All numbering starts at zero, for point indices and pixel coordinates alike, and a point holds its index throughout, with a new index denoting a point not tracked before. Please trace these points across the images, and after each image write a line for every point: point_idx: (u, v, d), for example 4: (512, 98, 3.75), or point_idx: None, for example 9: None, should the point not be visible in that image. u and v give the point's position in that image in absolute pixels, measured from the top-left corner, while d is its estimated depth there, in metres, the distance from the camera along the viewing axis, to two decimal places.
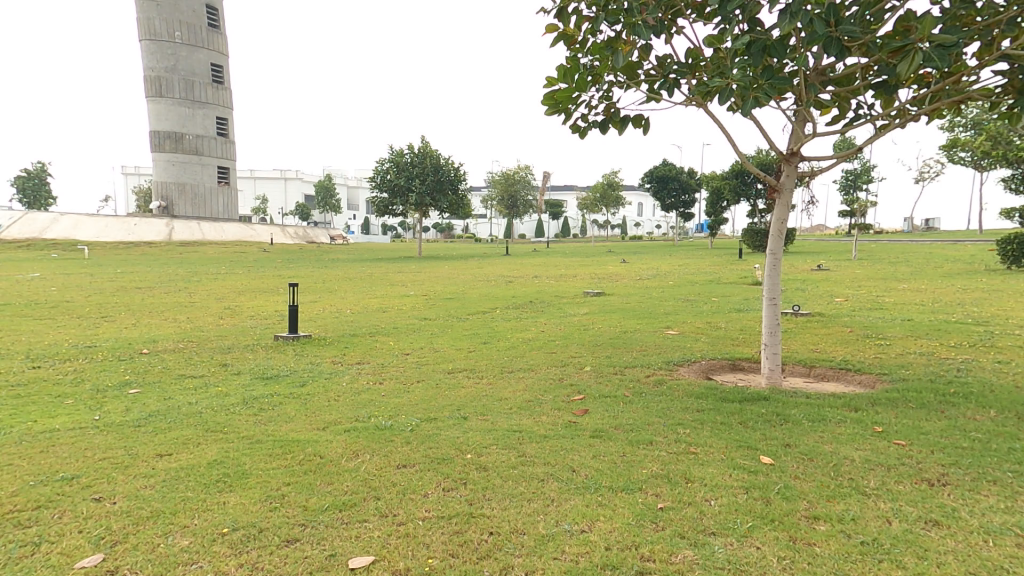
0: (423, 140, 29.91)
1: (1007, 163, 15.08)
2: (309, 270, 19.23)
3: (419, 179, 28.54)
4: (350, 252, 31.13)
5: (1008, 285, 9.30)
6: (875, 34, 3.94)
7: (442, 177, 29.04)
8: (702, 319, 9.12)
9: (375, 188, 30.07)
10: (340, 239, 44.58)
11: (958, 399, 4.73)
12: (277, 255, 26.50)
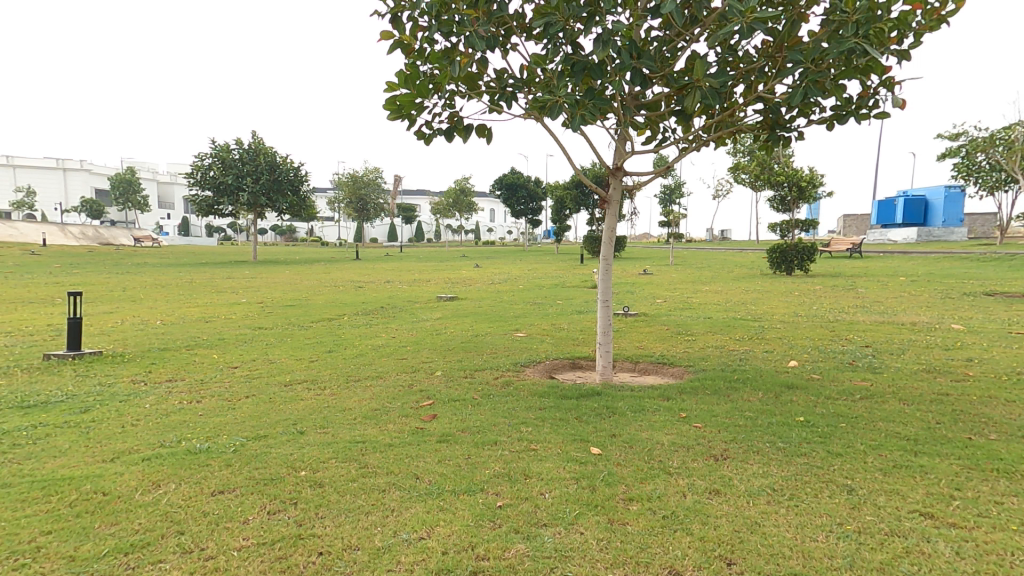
0: (252, 136, 27.68)
1: (771, 185, 18.36)
2: (107, 276, 16.46)
3: (251, 178, 26.22)
4: (166, 257, 27.52)
5: (775, 286, 11.35)
6: (671, 69, 4.49)
7: (279, 176, 27.06)
8: (547, 321, 9.65)
9: (195, 186, 27.02)
10: (148, 241, 38.99)
11: (740, 384, 5.62)
12: (61, 259, 22.33)
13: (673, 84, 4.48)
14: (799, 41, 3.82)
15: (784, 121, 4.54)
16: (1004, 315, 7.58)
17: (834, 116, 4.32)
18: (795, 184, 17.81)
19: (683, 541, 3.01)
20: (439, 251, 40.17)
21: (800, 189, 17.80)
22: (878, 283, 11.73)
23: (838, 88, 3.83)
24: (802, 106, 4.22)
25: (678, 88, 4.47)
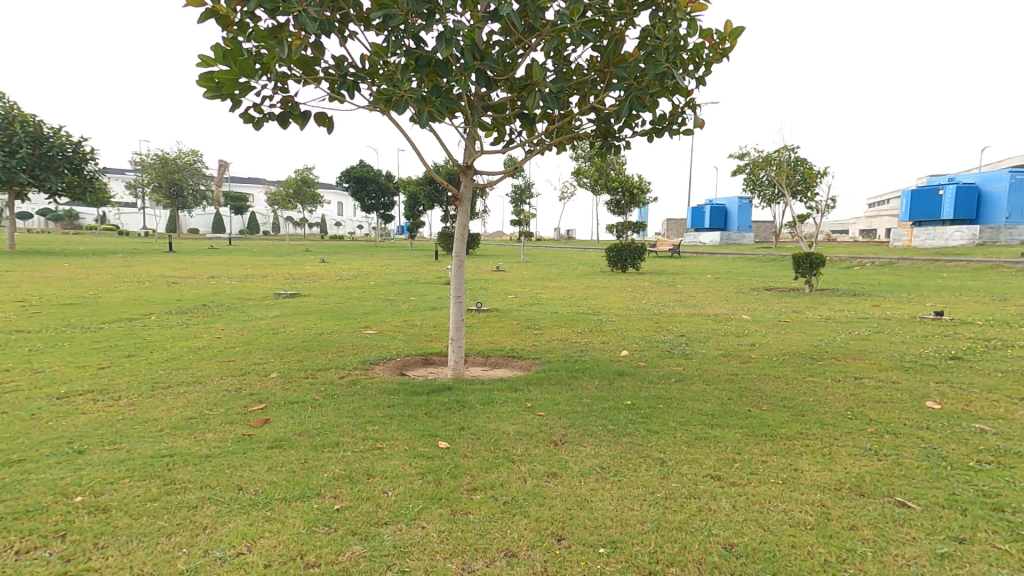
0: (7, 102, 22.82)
1: (609, 189, 20.22)
2: None
3: (6, 151, 21.60)
4: None
5: (611, 283, 12.48)
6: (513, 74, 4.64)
7: (51, 152, 22.75)
8: (399, 318, 9.44)
9: None
10: None
11: (580, 373, 6.05)
12: None
13: (515, 89, 4.64)
14: (622, 58, 4.20)
15: (614, 130, 4.96)
16: (778, 306, 9.25)
17: (654, 130, 4.84)
18: (627, 191, 20.17)
19: (521, 524, 3.10)
20: (281, 244, 37.12)
21: (631, 196, 20.22)
22: (691, 280, 13.52)
23: (655, 105, 4.30)
24: (627, 118, 4.65)
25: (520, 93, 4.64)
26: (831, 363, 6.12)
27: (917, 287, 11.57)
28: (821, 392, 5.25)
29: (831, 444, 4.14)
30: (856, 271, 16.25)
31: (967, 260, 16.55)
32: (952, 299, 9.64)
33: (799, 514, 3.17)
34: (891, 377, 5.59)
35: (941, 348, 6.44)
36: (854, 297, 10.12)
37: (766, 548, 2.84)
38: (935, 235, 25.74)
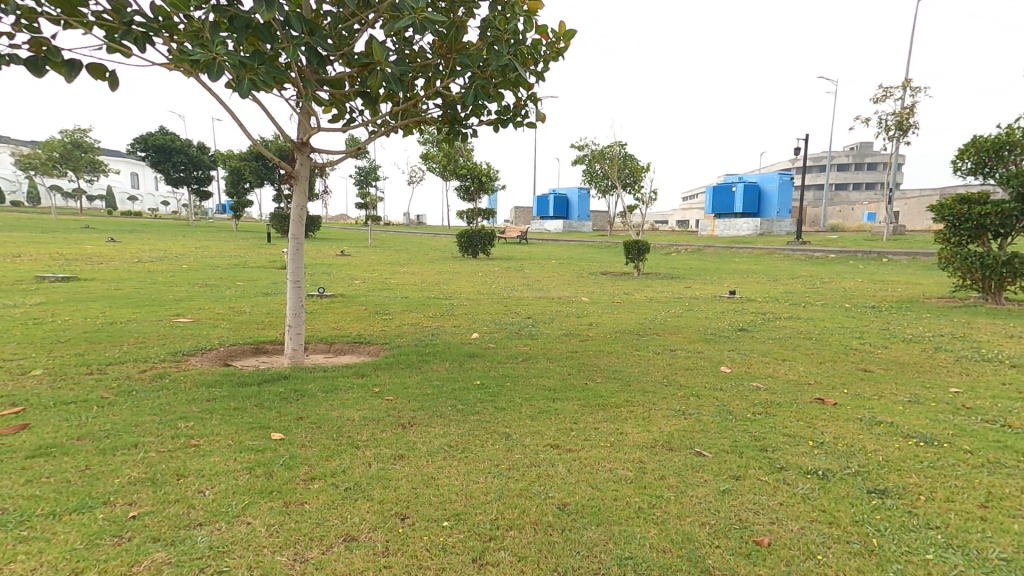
0: None
1: (460, 175, 20.40)
2: None
3: None
4: None
5: (462, 268, 12.66)
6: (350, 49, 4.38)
7: None
8: (222, 305, 8.51)
9: None
10: None
11: (430, 356, 6.07)
12: None
13: (353, 65, 4.39)
14: (465, 47, 4.24)
15: (460, 118, 5.00)
16: (612, 289, 10.24)
17: (499, 120, 4.99)
18: (476, 177, 20.46)
19: (362, 508, 3.04)
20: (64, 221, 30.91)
21: (480, 182, 20.58)
22: (537, 265, 14.30)
23: (499, 96, 4.43)
24: (473, 106, 4.72)
25: (358, 70, 4.40)
26: (653, 338, 6.98)
27: (717, 270, 13.65)
28: (645, 363, 5.96)
29: (650, 408, 4.73)
30: (674, 257, 18.64)
31: (754, 248, 19.96)
32: (741, 280, 11.58)
33: (621, 470, 3.59)
34: (697, 347, 6.55)
35: (733, 322, 7.72)
36: (671, 279, 11.61)
37: (592, 504, 3.16)
38: (731, 226, 30.52)
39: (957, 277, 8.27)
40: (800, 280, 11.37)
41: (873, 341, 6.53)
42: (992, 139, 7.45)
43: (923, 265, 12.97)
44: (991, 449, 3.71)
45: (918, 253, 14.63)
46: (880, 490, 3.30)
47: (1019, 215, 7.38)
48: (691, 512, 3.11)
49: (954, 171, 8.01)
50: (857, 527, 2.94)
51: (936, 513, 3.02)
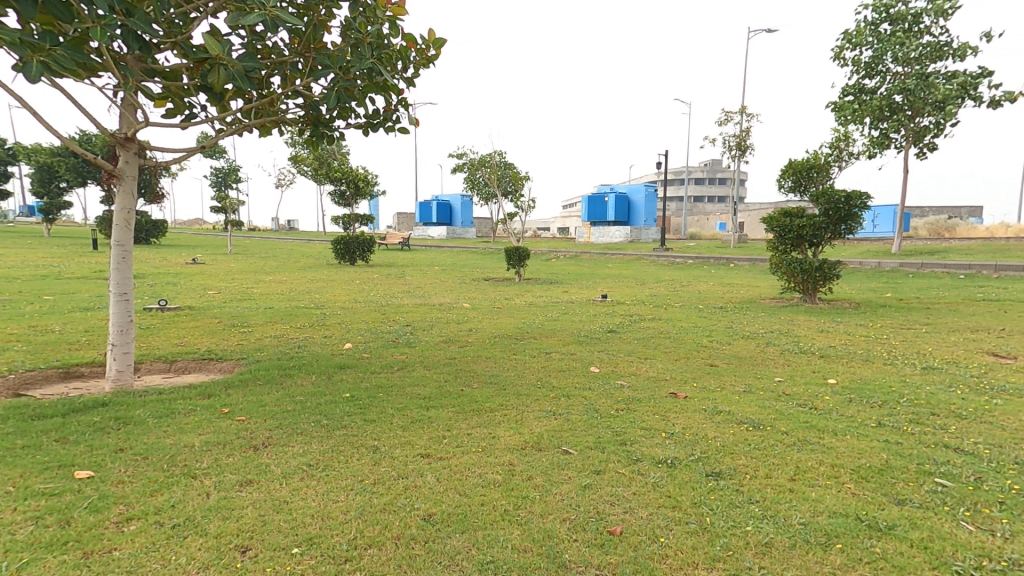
0: None
1: (333, 179, 19.57)
2: None
3: None
4: None
5: (337, 275, 12.11)
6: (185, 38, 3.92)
7: None
8: (23, 324, 7.25)
9: None
10: None
11: (294, 370, 5.71)
12: None
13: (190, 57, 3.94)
14: (324, 46, 4.07)
15: (324, 119, 4.78)
16: (493, 295, 10.43)
17: (368, 123, 4.85)
18: (351, 182, 19.69)
19: (191, 546, 2.76)
20: None
21: (356, 187, 19.87)
22: (419, 271, 14.12)
23: (365, 99, 4.31)
24: (337, 108, 4.54)
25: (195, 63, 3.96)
26: (530, 342, 7.22)
27: (591, 275, 14.51)
28: (521, 367, 6.14)
29: (523, 410, 4.87)
30: (553, 262, 19.48)
31: (625, 253, 21.52)
32: (612, 285, 12.40)
33: (491, 475, 3.64)
34: (570, 349, 6.89)
35: (604, 324, 8.25)
36: (550, 284, 12.11)
37: (458, 511, 3.17)
38: (604, 233, 32.60)
39: (784, 280, 9.55)
40: (663, 284, 12.48)
41: (719, 338, 7.34)
42: (803, 162, 8.76)
43: (761, 270, 14.89)
44: (802, 429, 4.34)
45: (756, 259, 16.78)
46: (715, 473, 3.71)
47: (826, 228, 8.76)
48: (554, 509, 3.24)
49: (779, 188, 9.29)
50: (694, 508, 3.25)
51: (757, 489, 3.45)
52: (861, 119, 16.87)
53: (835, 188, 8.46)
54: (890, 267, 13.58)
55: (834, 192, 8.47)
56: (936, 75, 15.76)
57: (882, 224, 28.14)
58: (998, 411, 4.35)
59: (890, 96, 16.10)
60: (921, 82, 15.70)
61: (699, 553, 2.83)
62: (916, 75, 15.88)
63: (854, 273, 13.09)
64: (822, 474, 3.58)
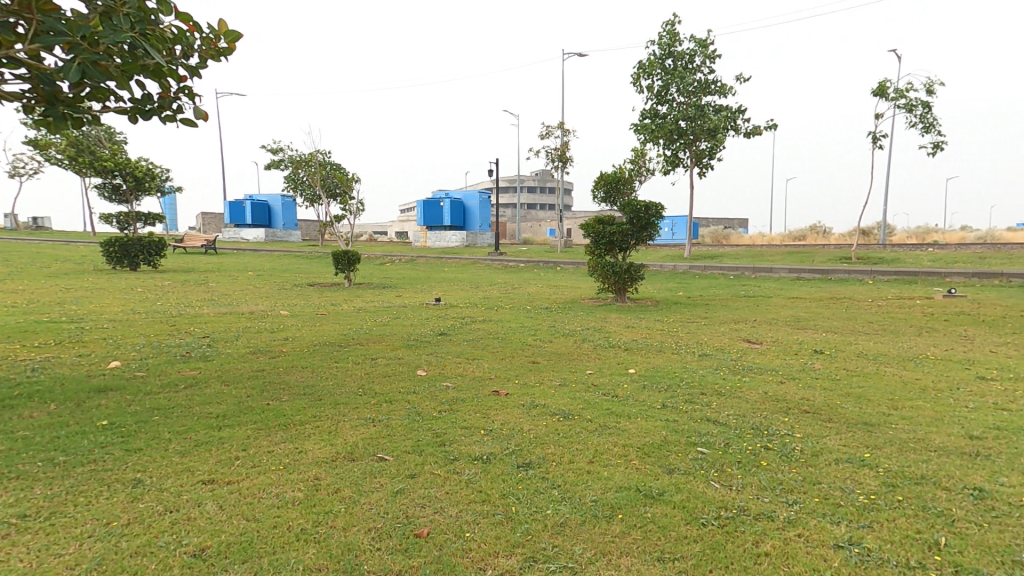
0: None
1: (99, 172, 16.72)
2: None
3: None
4: None
5: (109, 284, 10.31)
6: None
7: None
8: None
9: None
10: None
11: (22, 400, 4.64)
12: None
13: None
14: (58, 9, 3.38)
15: (66, 96, 3.99)
16: (318, 301, 9.83)
17: (134, 109, 4.18)
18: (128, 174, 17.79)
19: None
20: None
21: (135, 182, 17.25)
22: (226, 277, 12.69)
23: (124, 80, 3.70)
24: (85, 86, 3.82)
25: None
26: (354, 349, 6.91)
27: (424, 280, 14.47)
28: (337, 375, 5.83)
29: (338, 420, 4.61)
30: (387, 266, 19.08)
31: (460, 258, 21.93)
32: (446, 288, 12.54)
33: (289, 493, 3.37)
34: (397, 354, 6.75)
35: (434, 327, 8.26)
36: (382, 289, 11.84)
37: (241, 539, 2.87)
38: (441, 238, 32.76)
39: (600, 283, 10.57)
40: (495, 286, 12.96)
41: (542, 336, 7.82)
42: (612, 175, 9.83)
43: (582, 272, 16.34)
44: (603, 415, 4.78)
45: (579, 262, 18.35)
46: (526, 463, 3.84)
47: (631, 234, 9.91)
48: (359, 520, 3.10)
49: (593, 198, 10.24)
50: (502, 499, 3.35)
51: (560, 474, 3.66)
52: (655, 139, 19.48)
53: (638, 199, 9.61)
54: (683, 269, 15.89)
55: (636, 203, 9.62)
56: (708, 107, 18.85)
57: (679, 232, 32.93)
58: (746, 387, 5.32)
59: (676, 121, 18.88)
60: (698, 112, 18.68)
61: (501, 541, 2.92)
62: (694, 106, 18.81)
63: (655, 275, 15.06)
64: (615, 455, 3.94)
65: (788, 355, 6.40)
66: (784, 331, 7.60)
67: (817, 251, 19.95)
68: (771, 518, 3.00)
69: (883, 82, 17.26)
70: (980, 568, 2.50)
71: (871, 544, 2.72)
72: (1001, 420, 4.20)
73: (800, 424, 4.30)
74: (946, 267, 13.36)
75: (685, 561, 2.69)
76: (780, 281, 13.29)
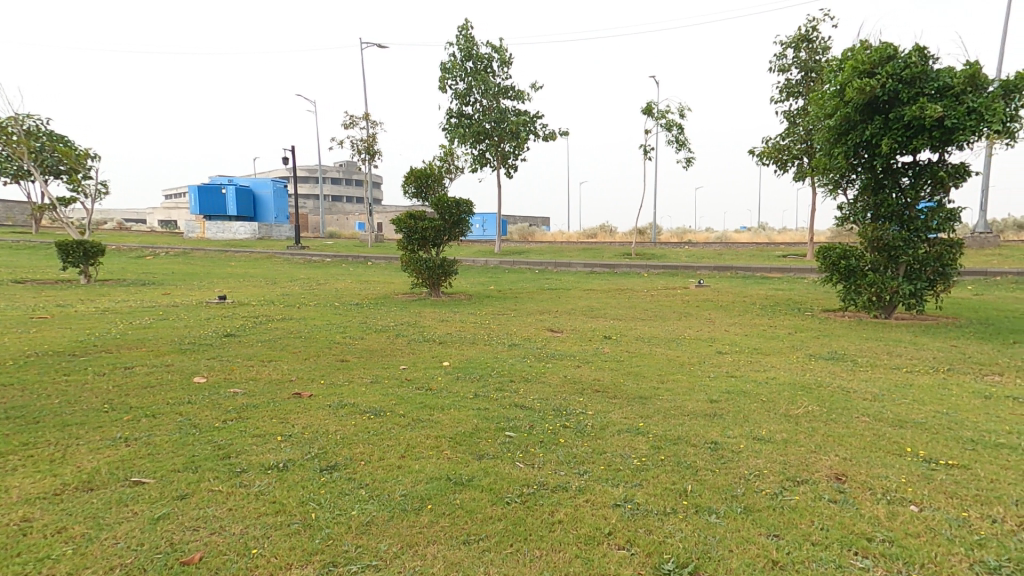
0: None
1: None
2: None
3: None
4: None
5: None
6: None
7: None
8: None
9: None
10: None
11: None
12: None
13: None
14: None
15: None
16: (36, 304, 8.08)
17: None
18: None
19: None
20: None
21: None
22: None
23: None
24: None
25: None
26: (99, 359, 5.65)
27: (205, 276, 12.59)
28: (69, 391, 4.70)
29: (70, 445, 3.71)
30: (151, 261, 16.13)
31: (252, 252, 19.67)
32: (234, 286, 11.13)
33: None
34: (164, 361, 5.73)
35: (219, 328, 7.23)
36: (144, 289, 10.14)
37: None
38: (224, 228, 28.59)
39: (414, 278, 10.47)
40: (296, 283, 11.92)
41: (352, 334, 7.42)
42: (421, 171, 9.77)
43: (394, 268, 16.02)
44: (416, 409, 4.69)
45: (391, 258, 17.93)
46: (331, 466, 3.56)
47: (444, 231, 10.02)
48: (96, 561, 2.53)
49: (404, 193, 10.08)
50: (300, 507, 3.05)
51: (368, 473, 3.48)
52: (464, 140, 20.16)
53: (449, 196, 9.77)
54: (494, 264, 16.64)
55: (447, 199, 9.77)
56: (510, 110, 20.17)
57: (489, 228, 34.51)
58: (549, 372, 5.77)
59: (482, 123, 19.82)
60: (502, 115, 19.90)
61: (295, 552, 2.66)
62: (497, 108, 19.97)
63: (468, 270, 15.49)
64: (427, 447, 3.89)
65: (583, 342, 7.13)
66: (580, 320, 8.46)
67: (605, 248, 22.74)
68: (565, 488, 3.28)
69: (646, 103, 20.32)
70: (713, 504, 3.08)
71: (640, 498, 3.14)
72: (732, 385, 5.27)
73: (593, 403, 4.81)
74: (697, 262, 16.39)
75: (488, 540, 2.78)
76: (576, 274, 14.79)
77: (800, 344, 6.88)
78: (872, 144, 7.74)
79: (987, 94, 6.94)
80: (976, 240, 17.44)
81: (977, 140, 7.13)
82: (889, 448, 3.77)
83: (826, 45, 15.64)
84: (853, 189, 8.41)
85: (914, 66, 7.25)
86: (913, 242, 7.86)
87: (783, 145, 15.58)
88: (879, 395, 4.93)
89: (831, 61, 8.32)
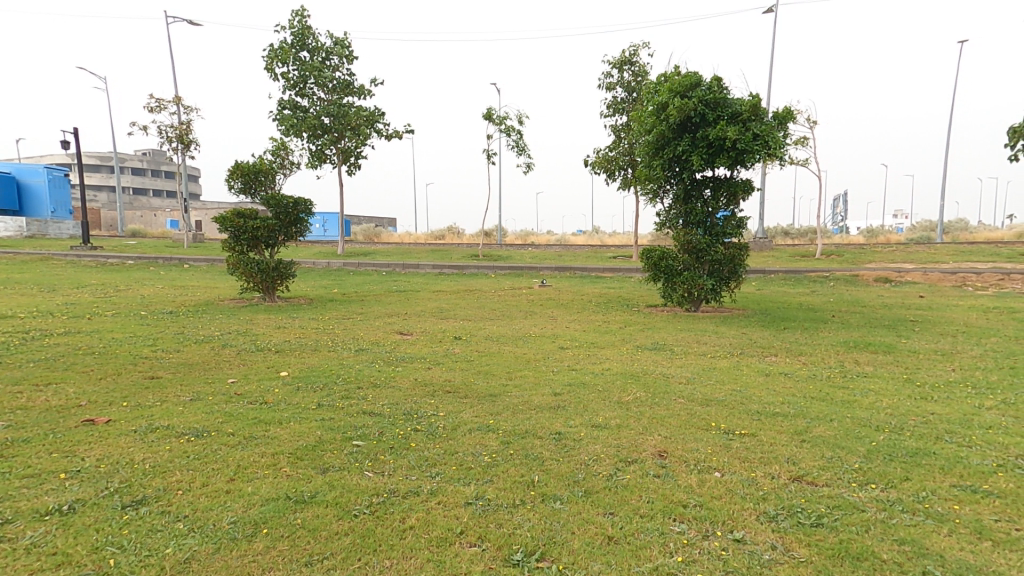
0: None
1: None
2: None
3: None
4: None
5: None
6: None
7: None
8: None
9: None
10: None
11: None
12: None
13: None
14: None
15: None
16: None
17: None
18: None
19: None
20: None
21: None
22: None
23: None
24: None
25: None
26: None
27: None
28: None
29: None
30: None
31: (19, 253, 15.87)
32: None
33: None
34: None
35: None
36: None
37: None
38: None
39: (243, 282, 9.38)
40: (86, 290, 9.92)
41: (164, 346, 6.37)
42: (249, 165, 8.75)
43: (218, 271, 14.20)
44: (248, 426, 4.19)
45: (213, 259, 15.87)
46: (137, 501, 3.00)
47: (278, 230, 9.15)
48: None
49: (229, 188, 8.96)
50: (94, 555, 2.52)
51: (187, 503, 2.99)
52: (299, 134, 18.75)
53: (283, 193, 8.95)
54: (337, 267, 15.68)
55: (282, 198, 8.96)
56: (350, 106, 19.25)
57: (331, 228, 32.71)
58: (399, 376, 5.60)
59: (319, 117, 18.65)
60: (340, 110, 18.92)
61: None
62: (336, 102, 18.96)
63: (308, 273, 14.42)
64: (261, 466, 3.49)
65: (433, 343, 7.08)
66: (429, 321, 8.37)
67: (453, 249, 22.91)
68: (417, 493, 3.19)
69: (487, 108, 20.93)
70: (559, 491, 3.25)
71: (490, 494, 3.18)
72: (573, 377, 5.66)
73: (444, 404, 4.77)
74: (539, 263, 17.35)
75: (334, 557, 2.57)
76: (425, 276, 14.62)
77: (630, 337, 7.66)
78: (683, 159, 8.94)
79: (765, 122, 8.51)
80: (756, 244, 21.19)
81: (758, 161, 8.69)
82: (698, 424, 4.37)
83: (643, 69, 17.65)
84: (667, 198, 9.60)
85: (715, 92, 8.57)
86: (713, 245, 9.23)
87: (611, 156, 17.22)
88: (690, 378, 5.70)
89: (649, 82, 9.43)
